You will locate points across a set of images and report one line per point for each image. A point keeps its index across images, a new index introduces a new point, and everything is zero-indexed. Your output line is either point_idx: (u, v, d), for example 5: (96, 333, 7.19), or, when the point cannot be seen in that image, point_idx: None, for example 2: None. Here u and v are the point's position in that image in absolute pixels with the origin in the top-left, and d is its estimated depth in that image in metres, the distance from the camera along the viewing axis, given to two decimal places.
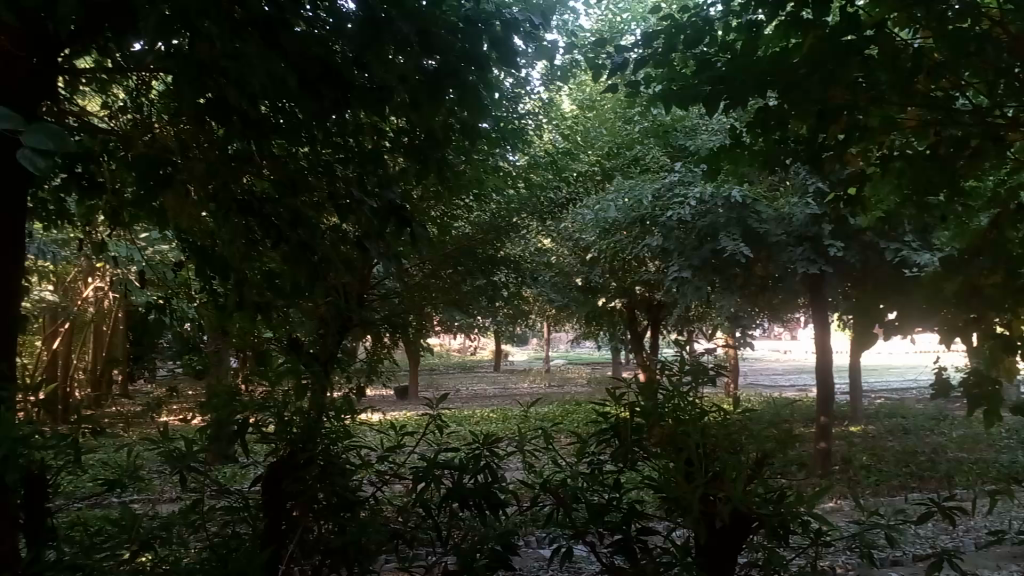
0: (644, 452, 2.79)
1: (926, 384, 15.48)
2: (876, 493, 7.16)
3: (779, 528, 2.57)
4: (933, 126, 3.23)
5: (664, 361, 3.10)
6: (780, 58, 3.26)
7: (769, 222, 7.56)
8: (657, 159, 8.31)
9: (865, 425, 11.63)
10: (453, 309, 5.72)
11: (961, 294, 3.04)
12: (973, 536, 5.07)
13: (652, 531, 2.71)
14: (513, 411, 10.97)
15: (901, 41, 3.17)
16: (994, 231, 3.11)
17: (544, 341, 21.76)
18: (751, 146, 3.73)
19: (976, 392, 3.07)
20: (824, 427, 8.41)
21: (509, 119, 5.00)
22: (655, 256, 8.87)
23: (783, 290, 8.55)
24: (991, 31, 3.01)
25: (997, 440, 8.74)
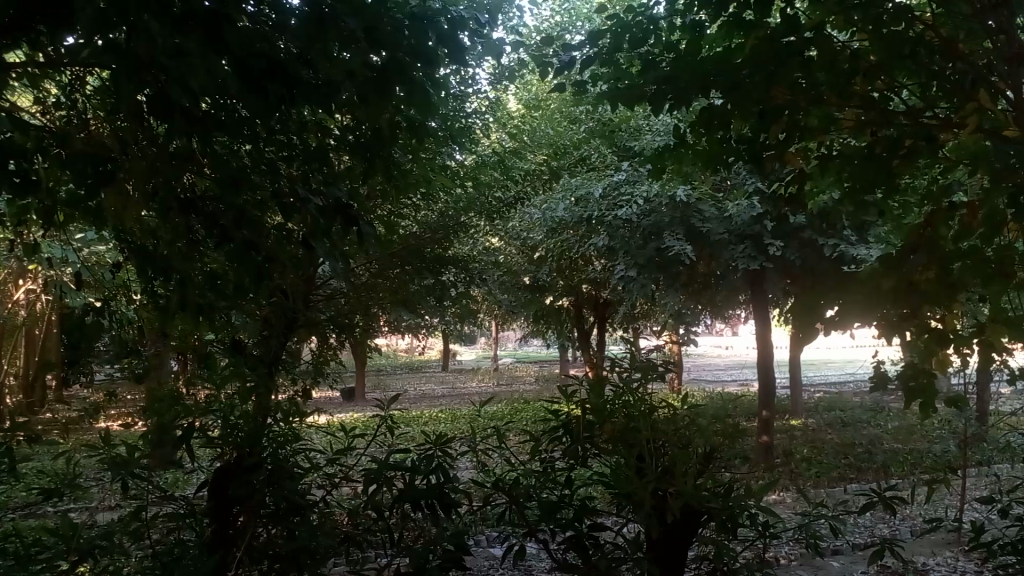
0: (595, 449, 2.80)
1: (862, 377, 15.93)
2: (817, 484, 7.34)
3: (728, 523, 2.63)
4: (870, 126, 3.33)
5: (614, 358, 3.09)
6: (723, 59, 3.32)
7: (712, 220, 7.69)
8: (604, 158, 8.42)
9: (806, 418, 11.93)
10: (401, 309, 5.67)
11: (899, 290, 3.13)
12: (909, 524, 5.24)
13: (605, 527, 2.72)
14: (461, 411, 10.94)
15: (839, 43, 3.26)
16: (929, 227, 3.22)
17: (491, 341, 21.77)
18: (695, 145, 3.79)
19: (913, 384, 3.17)
20: (767, 421, 8.60)
21: (456, 117, 4.99)
22: (601, 255, 8.94)
23: (725, 287, 8.71)
24: (923, 34, 3.13)
25: (930, 430, 9.05)
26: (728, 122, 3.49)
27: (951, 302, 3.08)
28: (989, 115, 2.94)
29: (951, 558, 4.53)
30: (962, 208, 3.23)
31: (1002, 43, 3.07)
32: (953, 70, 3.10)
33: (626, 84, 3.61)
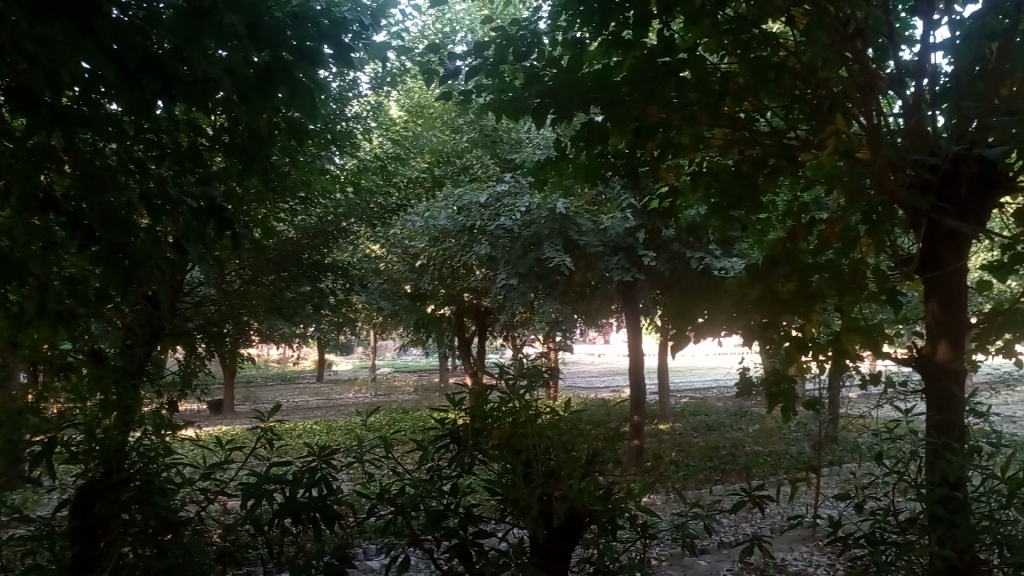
0: (482, 456, 2.80)
1: (726, 383, 16.74)
2: (685, 486, 7.65)
3: (609, 524, 2.71)
4: (737, 145, 3.52)
5: (498, 366, 3.10)
6: (603, 75, 3.41)
7: (588, 233, 7.92)
8: (486, 168, 8.53)
9: (674, 422, 12.43)
10: (275, 317, 5.48)
11: (764, 300, 3.32)
12: (770, 521, 5.55)
13: (489, 533, 2.74)
14: (338, 422, 10.69)
15: (710, 65, 3.42)
16: (790, 241, 3.43)
17: (369, 350, 21.43)
18: (575, 159, 3.86)
19: (775, 389, 3.36)
20: (638, 426, 8.90)
21: (336, 121, 4.89)
22: (482, 263, 9.01)
23: (600, 297, 8.95)
24: (787, 59, 3.34)
25: (785, 433, 9.62)
26: (607, 137, 3.58)
27: (809, 312, 3.30)
28: (844, 139, 3.18)
29: (806, 552, 4.85)
30: (820, 224, 3.47)
31: (854, 73, 3.34)
32: (814, 95, 3.33)
33: (510, 95, 3.60)
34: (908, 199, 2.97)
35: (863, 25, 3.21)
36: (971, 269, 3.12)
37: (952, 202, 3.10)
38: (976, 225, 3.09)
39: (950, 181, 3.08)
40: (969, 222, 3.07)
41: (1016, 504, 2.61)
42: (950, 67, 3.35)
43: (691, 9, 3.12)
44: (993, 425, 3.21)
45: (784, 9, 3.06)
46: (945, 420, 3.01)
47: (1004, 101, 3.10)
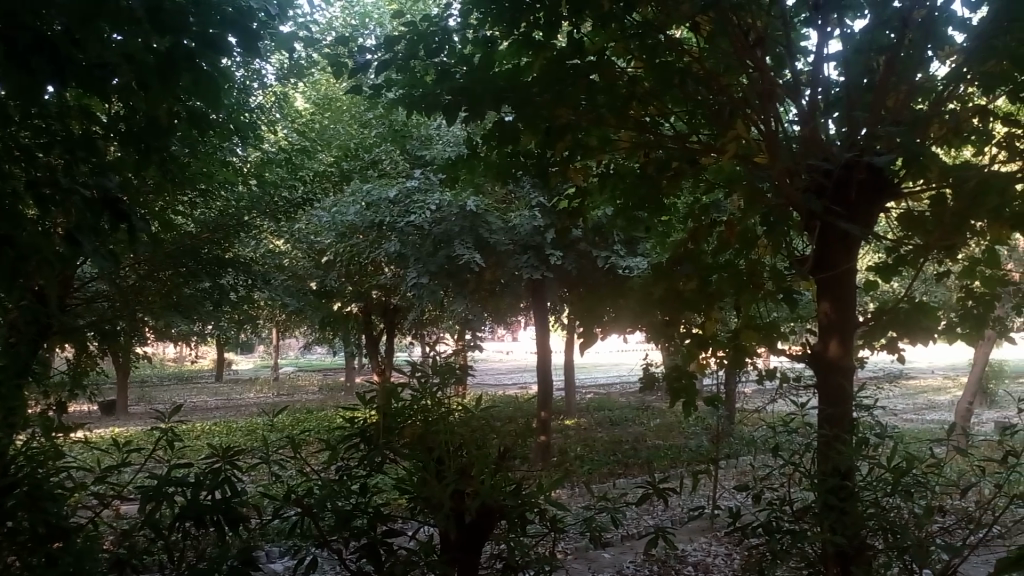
0: (392, 454, 2.77)
1: (629, 379, 17.15)
2: (591, 481, 7.80)
3: (519, 519, 2.73)
4: (643, 147, 3.61)
5: (409, 363, 3.08)
6: (514, 75, 3.43)
7: (498, 232, 7.97)
8: (395, 164, 8.45)
9: (579, 418, 12.65)
10: (171, 314, 5.27)
11: (667, 299, 3.43)
12: (672, 513, 5.73)
13: (398, 532, 2.71)
14: (239, 423, 10.37)
15: (618, 69, 3.49)
16: (693, 242, 3.55)
17: (270, 348, 20.90)
18: (486, 157, 3.86)
19: (677, 384, 3.48)
20: (545, 422, 9.01)
21: (240, 111, 4.76)
22: (391, 261, 8.92)
23: (509, 295, 9.01)
24: (691, 65, 3.45)
25: (685, 427, 9.96)
26: (518, 137, 3.60)
27: (710, 311, 3.42)
28: (744, 144, 3.31)
29: (706, 543, 5.04)
30: (720, 226, 3.59)
31: (754, 80, 3.48)
32: (715, 101, 3.45)
33: (421, 91, 3.55)
34: (803, 203, 3.12)
35: (761, 35, 3.35)
36: (859, 269, 3.30)
37: (843, 206, 3.27)
38: (864, 227, 3.27)
39: (841, 186, 3.26)
40: (859, 224, 3.25)
41: (899, 491, 2.79)
42: (840, 78, 3.54)
43: (600, 12, 3.18)
44: (878, 417, 3.40)
45: (688, 16, 3.15)
46: (836, 412, 3.18)
47: (889, 112, 3.30)
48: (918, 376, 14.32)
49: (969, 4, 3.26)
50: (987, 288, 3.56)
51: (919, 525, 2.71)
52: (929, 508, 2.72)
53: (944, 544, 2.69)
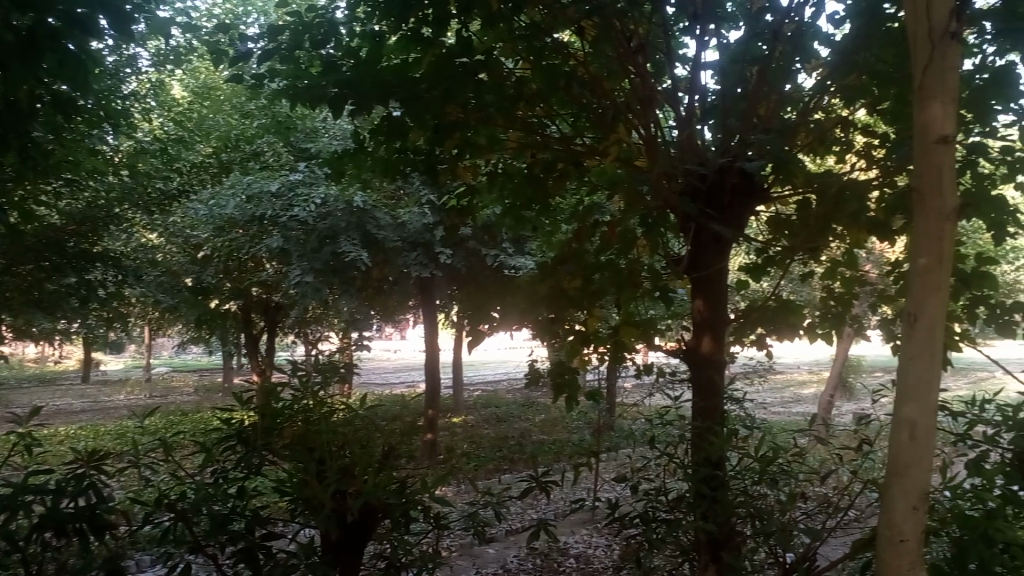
0: (271, 455, 2.69)
1: (516, 376, 17.34)
2: (477, 478, 7.84)
3: (401, 518, 2.71)
4: (530, 148, 3.67)
5: (290, 362, 3.00)
6: (402, 71, 3.39)
7: (386, 229, 7.87)
8: (278, 157, 8.24)
9: (465, 415, 12.67)
10: (31, 311, 4.93)
11: (553, 297, 3.49)
12: (555, 507, 5.87)
13: (277, 535, 2.64)
14: (107, 428, 9.81)
15: (505, 69, 3.52)
16: (577, 241, 3.62)
17: (143, 348, 19.90)
18: (373, 152, 3.80)
19: (560, 380, 3.53)
20: (431, 420, 8.97)
21: (110, 97, 4.52)
22: (273, 257, 8.67)
23: (396, 293, 8.94)
24: (576, 69, 3.52)
25: (569, 422, 10.17)
26: (405, 133, 3.57)
27: (592, 308, 3.50)
28: (625, 146, 3.42)
29: (586, 535, 5.21)
30: (603, 226, 3.68)
31: (636, 86, 3.59)
32: (599, 104, 3.54)
33: (306, 83, 3.44)
34: (680, 206, 3.24)
35: (643, 42, 3.46)
36: (731, 269, 3.46)
37: (716, 210, 3.42)
38: (736, 229, 3.43)
39: (714, 189, 3.40)
40: (730, 226, 3.40)
41: (765, 479, 2.94)
42: (716, 87, 3.70)
43: (488, 12, 3.20)
44: (747, 410, 3.57)
45: (574, 20, 3.22)
46: (709, 405, 3.30)
47: (760, 120, 3.47)
48: (786, 370, 15.16)
49: (832, 22, 3.49)
50: (846, 289, 3.80)
51: (783, 510, 2.85)
52: (792, 495, 2.88)
53: (806, 528, 2.86)
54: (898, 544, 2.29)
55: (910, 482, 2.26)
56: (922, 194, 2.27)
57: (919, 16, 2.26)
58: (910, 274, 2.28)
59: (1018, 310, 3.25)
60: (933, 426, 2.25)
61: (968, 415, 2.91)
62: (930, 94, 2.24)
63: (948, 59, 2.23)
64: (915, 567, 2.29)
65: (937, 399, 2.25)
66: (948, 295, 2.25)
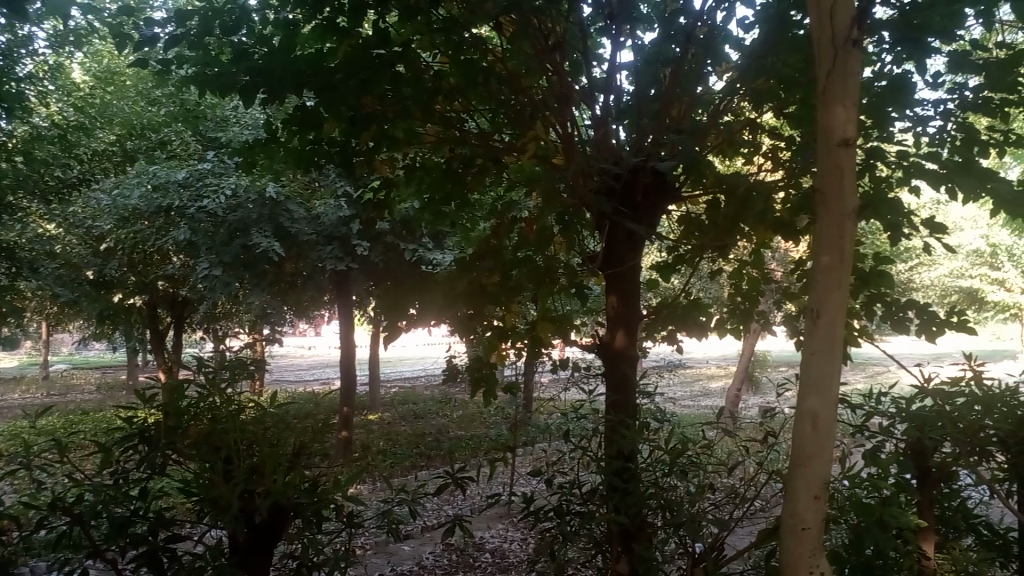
0: (175, 454, 2.62)
1: (434, 372, 17.25)
2: (391, 475, 7.77)
3: (313, 517, 2.65)
4: (448, 143, 3.64)
5: (196, 358, 2.88)
6: (317, 60, 3.29)
7: (300, 221, 7.73)
8: (187, 145, 7.96)
9: (382, 412, 12.52)
10: None
11: (469, 293, 3.47)
12: (471, 502, 5.88)
13: (182, 537, 2.56)
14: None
15: (423, 62, 3.47)
16: (495, 238, 3.62)
17: (40, 345, 18.91)
18: (286, 143, 3.68)
19: (477, 375, 3.54)
20: (346, 417, 8.85)
21: (3, 78, 4.27)
22: (181, 249, 8.38)
23: (310, 287, 8.78)
24: (494, 64, 3.53)
25: (486, 418, 10.19)
26: (319, 124, 3.50)
27: (509, 304, 3.51)
28: (543, 144, 3.44)
29: (502, 529, 5.23)
30: (521, 223, 3.68)
31: (553, 83, 3.61)
32: (516, 101, 3.53)
33: (217, 71, 3.32)
34: (596, 203, 3.27)
35: (560, 40, 3.47)
36: (644, 266, 3.54)
37: (630, 208, 3.47)
38: (649, 227, 3.50)
39: (628, 188, 3.48)
40: (643, 224, 3.47)
41: (675, 471, 2.99)
42: (631, 87, 3.76)
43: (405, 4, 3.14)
44: (659, 404, 3.64)
45: (492, 16, 3.21)
46: (621, 399, 3.36)
47: (674, 120, 3.53)
48: (698, 366, 15.58)
49: (742, 27, 3.60)
50: (753, 286, 3.91)
51: (693, 502, 2.92)
52: (702, 486, 2.95)
53: (714, 518, 2.93)
54: (800, 532, 2.38)
55: (812, 472, 2.35)
56: (825, 195, 2.36)
57: (823, 23, 2.35)
58: (812, 272, 2.37)
59: (913, 307, 3.40)
60: (833, 417, 2.34)
61: (865, 407, 3.04)
62: (832, 99, 2.33)
63: (848, 66, 2.32)
64: (815, 553, 2.38)
65: (837, 392, 2.35)
66: (847, 293, 2.35)
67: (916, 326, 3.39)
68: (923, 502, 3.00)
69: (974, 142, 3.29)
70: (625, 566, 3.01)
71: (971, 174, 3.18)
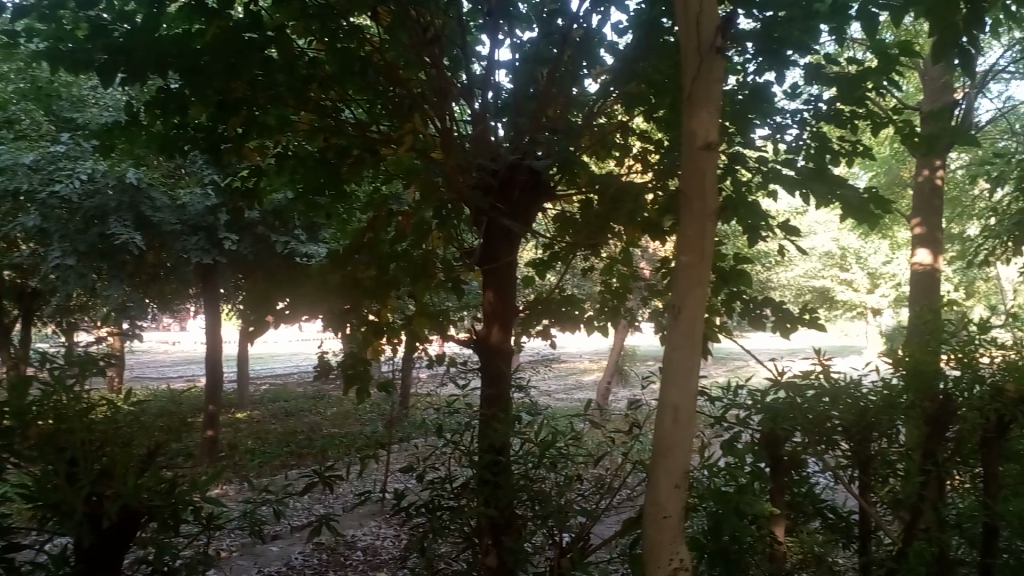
0: (15, 458, 2.39)
1: (306, 369, 16.83)
2: (260, 475, 7.52)
3: (170, 520, 2.53)
4: (323, 132, 3.54)
5: (42, 353, 2.69)
6: (183, 42, 3.13)
7: (163, 210, 7.41)
8: (36, 125, 7.27)
9: (251, 411, 12.14)
10: None
11: (343, 288, 3.40)
12: (343, 501, 5.77)
13: (21, 546, 2.35)
14: None
15: (298, 49, 3.35)
16: (371, 231, 3.55)
17: None
18: (149, 127, 3.52)
19: (352, 371, 3.46)
20: (212, 415, 8.49)
21: None
22: (29, 238, 7.80)
23: (174, 280, 8.39)
24: (371, 55, 3.43)
25: (361, 414, 10.03)
26: (185, 108, 3.33)
27: (385, 299, 3.46)
28: (421, 137, 3.38)
29: (374, 527, 5.17)
30: (398, 217, 3.63)
31: (431, 77, 3.57)
32: (394, 93, 3.48)
33: (71, 47, 3.10)
34: (473, 199, 3.27)
35: (439, 33, 3.43)
36: (519, 262, 3.58)
37: (506, 204, 3.49)
38: (524, 223, 3.53)
39: (505, 184, 3.48)
40: (519, 220, 3.51)
41: (545, 463, 3.05)
42: (510, 84, 3.78)
43: None
44: (532, 398, 3.69)
45: (369, 5, 3.14)
46: (494, 393, 3.37)
47: (551, 120, 3.58)
48: (570, 360, 15.93)
49: (616, 30, 3.68)
50: (623, 283, 4.03)
51: (560, 494, 2.98)
52: (569, 478, 3.01)
53: (581, 509, 3.00)
54: (661, 520, 2.47)
55: (672, 462, 2.45)
56: (689, 195, 2.45)
57: (689, 31, 2.44)
58: (675, 270, 2.46)
59: (768, 305, 3.59)
60: (693, 409, 2.44)
61: (724, 399, 3.20)
62: (696, 104, 2.43)
63: (713, 72, 2.42)
64: (675, 540, 2.48)
65: (696, 385, 2.45)
66: (707, 290, 2.46)
67: (772, 322, 3.58)
68: (774, 489, 3.15)
69: (825, 150, 3.48)
70: (493, 560, 3.02)
71: (822, 180, 3.38)
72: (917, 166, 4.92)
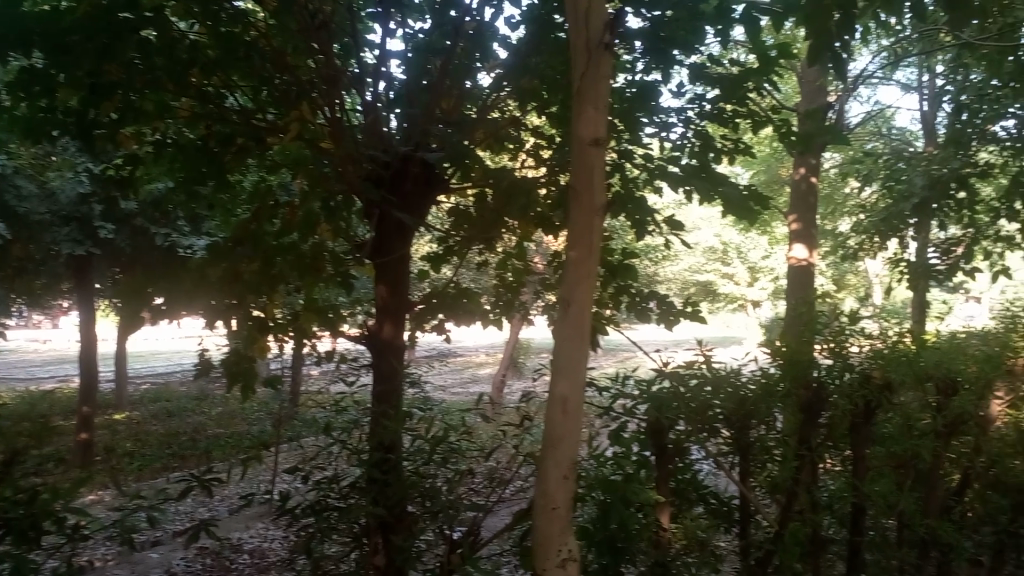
0: None
1: (189, 367, 16.11)
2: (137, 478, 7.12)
3: (29, 532, 2.33)
4: (204, 119, 3.39)
5: None
6: (48, 19, 2.92)
7: (30, 199, 6.95)
8: None
9: (129, 412, 11.53)
10: None
11: (226, 282, 3.25)
12: (226, 504, 5.54)
13: None
14: None
15: (177, 31, 3.19)
16: (255, 222, 3.42)
17: None
18: (11, 109, 3.27)
19: (235, 368, 3.30)
20: (86, 418, 8.01)
21: None
22: None
23: (43, 273, 7.88)
24: (256, 41, 3.31)
25: (248, 413, 9.69)
26: (52, 89, 3.11)
27: (272, 293, 3.33)
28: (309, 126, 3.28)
29: (260, 530, 4.99)
30: (285, 209, 3.51)
31: (320, 65, 3.47)
32: (280, 80, 3.37)
33: None
34: (363, 190, 3.20)
35: (328, 20, 3.34)
36: (411, 257, 3.55)
37: (398, 197, 3.44)
38: (417, 217, 3.49)
39: (397, 177, 3.42)
40: (411, 214, 3.47)
41: (435, 459, 3.03)
42: (402, 75, 3.73)
43: None
44: (424, 393, 3.66)
45: None
46: (385, 389, 3.31)
47: (443, 112, 3.55)
48: (465, 355, 15.91)
49: (509, 25, 3.69)
50: (516, 278, 4.05)
51: (450, 490, 2.96)
52: (460, 472, 3.00)
53: (472, 504, 3.00)
54: (551, 511, 2.49)
55: (561, 453, 2.47)
56: (577, 189, 2.47)
57: (578, 27, 2.46)
58: (565, 264, 2.49)
59: (654, 298, 3.68)
60: (581, 401, 2.47)
61: (612, 389, 3.27)
62: (584, 100, 2.45)
63: (601, 69, 2.44)
64: (564, 531, 2.50)
65: (584, 377, 2.48)
66: (595, 284, 2.49)
67: (657, 314, 3.68)
68: (660, 476, 3.20)
69: (708, 148, 3.60)
70: (382, 559, 2.99)
71: (705, 178, 3.50)
72: (793, 165, 5.17)
